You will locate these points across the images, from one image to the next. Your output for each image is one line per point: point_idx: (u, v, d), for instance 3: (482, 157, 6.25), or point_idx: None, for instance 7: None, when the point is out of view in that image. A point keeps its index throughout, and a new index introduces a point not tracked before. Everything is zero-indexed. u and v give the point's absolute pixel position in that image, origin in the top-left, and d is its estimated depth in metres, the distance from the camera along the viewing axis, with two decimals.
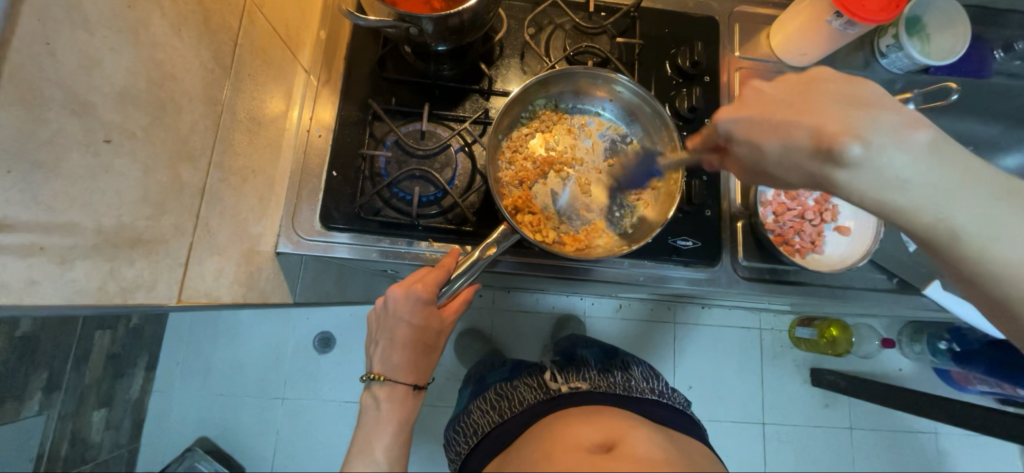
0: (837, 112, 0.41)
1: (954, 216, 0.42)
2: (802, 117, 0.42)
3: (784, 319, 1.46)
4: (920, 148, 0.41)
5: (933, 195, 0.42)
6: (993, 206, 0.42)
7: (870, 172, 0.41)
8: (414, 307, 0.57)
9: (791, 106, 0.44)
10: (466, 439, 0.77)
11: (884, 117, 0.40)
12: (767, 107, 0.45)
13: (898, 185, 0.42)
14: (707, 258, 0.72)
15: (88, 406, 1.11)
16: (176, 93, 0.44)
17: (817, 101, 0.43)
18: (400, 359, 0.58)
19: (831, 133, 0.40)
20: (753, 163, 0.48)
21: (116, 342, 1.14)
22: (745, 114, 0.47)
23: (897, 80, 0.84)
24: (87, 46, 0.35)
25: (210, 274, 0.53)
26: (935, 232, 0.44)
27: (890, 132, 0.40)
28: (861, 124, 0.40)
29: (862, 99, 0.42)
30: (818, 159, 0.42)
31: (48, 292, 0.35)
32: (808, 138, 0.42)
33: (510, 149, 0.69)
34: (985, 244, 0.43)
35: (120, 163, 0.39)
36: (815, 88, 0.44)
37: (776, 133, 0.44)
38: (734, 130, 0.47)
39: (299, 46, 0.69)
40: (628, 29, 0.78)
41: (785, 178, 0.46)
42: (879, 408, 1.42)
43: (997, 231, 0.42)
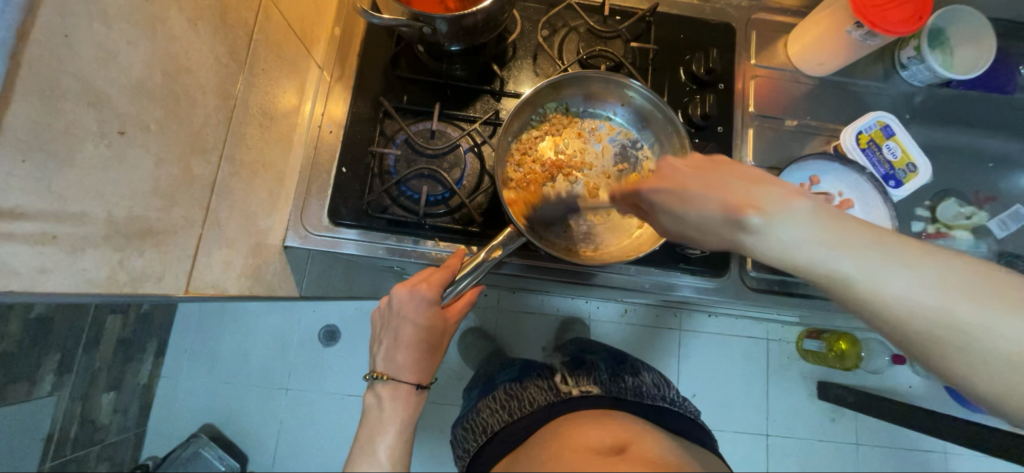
0: (736, 187, 0.43)
1: (853, 274, 0.41)
2: (712, 190, 0.43)
3: (792, 331, 1.44)
4: (802, 216, 0.41)
5: (824, 255, 0.41)
6: (893, 261, 0.41)
7: (765, 239, 0.42)
8: (422, 305, 0.57)
9: (705, 178, 0.44)
10: (475, 437, 0.77)
11: (772, 190, 0.42)
12: (676, 178, 0.45)
13: (799, 249, 0.41)
14: (715, 267, 0.72)
15: (98, 389, 1.13)
16: (190, 87, 0.44)
17: (721, 174, 0.44)
18: (407, 356, 0.58)
19: (739, 205, 0.42)
20: (674, 232, 0.48)
21: (126, 327, 1.16)
22: (663, 185, 0.46)
23: (917, 93, 0.82)
24: (103, 39, 0.36)
25: (217, 267, 0.53)
26: (843, 291, 0.42)
27: (778, 205, 0.41)
28: (761, 196, 0.42)
29: (756, 176, 0.43)
30: (734, 228, 0.42)
31: (58, 280, 0.36)
32: (718, 209, 0.43)
33: (518, 151, 0.69)
34: (890, 296, 0.41)
35: (132, 155, 0.40)
36: (718, 166, 0.45)
37: (691, 204, 0.44)
38: (655, 199, 0.47)
39: (314, 42, 0.70)
40: (642, 33, 0.77)
41: (700, 244, 0.47)
42: (887, 425, 1.40)
43: (911, 291, 0.40)
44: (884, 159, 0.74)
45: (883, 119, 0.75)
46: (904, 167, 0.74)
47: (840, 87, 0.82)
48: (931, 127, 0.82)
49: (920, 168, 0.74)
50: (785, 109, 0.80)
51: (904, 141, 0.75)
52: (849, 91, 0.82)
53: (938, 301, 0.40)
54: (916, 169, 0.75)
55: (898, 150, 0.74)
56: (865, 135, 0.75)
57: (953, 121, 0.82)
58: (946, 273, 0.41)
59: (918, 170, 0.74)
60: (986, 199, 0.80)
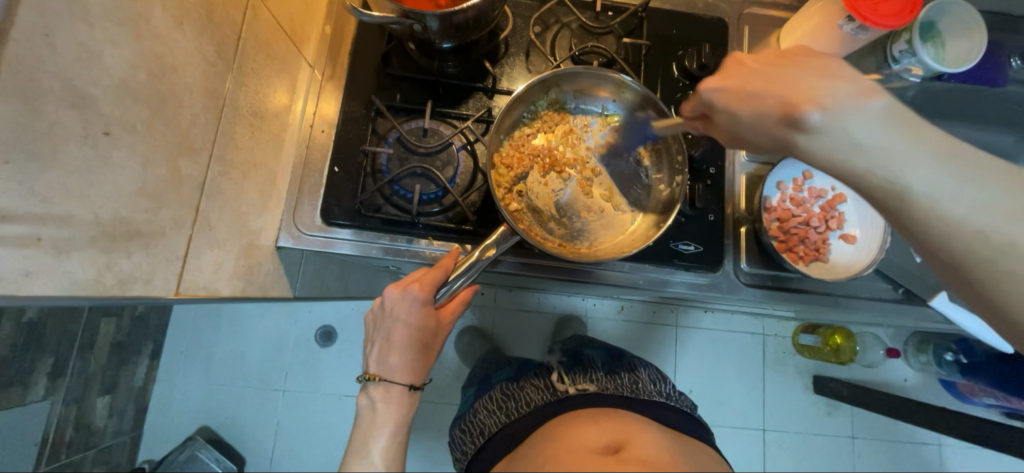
0: (804, 82, 0.42)
1: (918, 184, 0.41)
2: (773, 88, 0.43)
3: (787, 325, 1.44)
4: (874, 116, 0.41)
5: (894, 158, 0.41)
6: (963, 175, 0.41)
7: (825, 139, 0.41)
8: (415, 306, 0.57)
9: (768, 77, 0.43)
10: (473, 438, 0.77)
11: (840, 86, 0.41)
12: (740, 76, 0.45)
13: (855, 152, 0.41)
14: (709, 263, 0.72)
15: (93, 393, 1.12)
16: (177, 87, 0.44)
17: (792, 70, 0.43)
18: (400, 358, 0.57)
19: (797, 101, 0.41)
20: (728, 133, 0.48)
21: (120, 330, 1.15)
22: (726, 82, 0.45)
23: (909, 87, 0.82)
24: (85, 38, 0.35)
25: (208, 268, 0.53)
26: (898, 202, 0.42)
27: (845, 100, 0.41)
28: (828, 93, 0.41)
29: (827, 69, 0.42)
30: (788, 129, 0.42)
31: (43, 283, 0.35)
32: (777, 108, 0.42)
33: (511, 147, 0.69)
34: (946, 208, 0.41)
35: (118, 156, 0.39)
36: (792, 61, 0.43)
37: (749, 101, 0.44)
38: (714, 99, 0.46)
39: (304, 41, 0.69)
40: (635, 29, 0.77)
41: (755, 147, 0.46)
42: (881, 418, 1.41)
43: (972, 206, 0.41)
44: None
45: None
46: None
47: None
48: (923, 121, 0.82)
49: None
50: None
51: None
52: None
53: (999, 220, 0.41)
54: None
55: None
56: None
57: (945, 115, 0.82)
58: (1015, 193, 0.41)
59: None
60: None
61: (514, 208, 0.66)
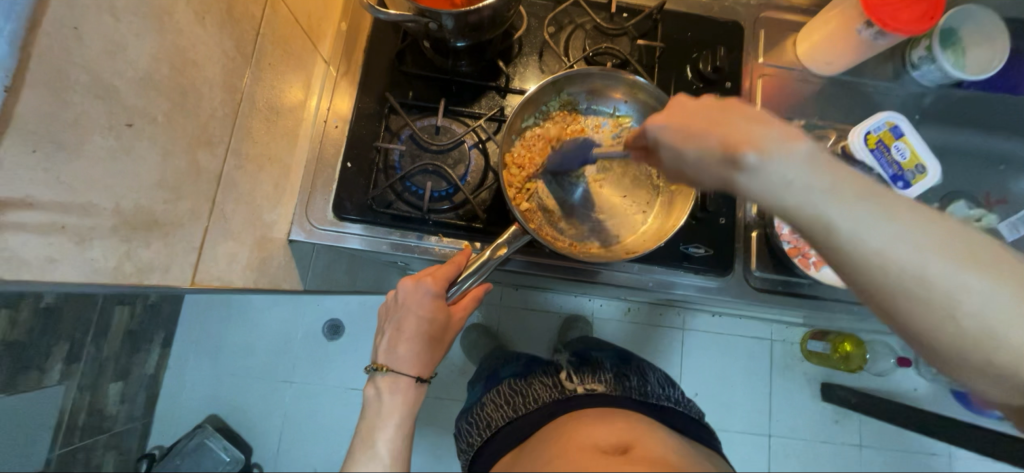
0: (740, 126, 0.34)
1: (847, 229, 0.35)
2: (715, 127, 0.35)
3: (795, 332, 1.43)
4: (802, 159, 0.34)
5: (817, 197, 0.34)
6: (888, 218, 0.35)
7: (763, 183, 0.34)
8: (425, 300, 0.57)
9: (712, 116, 0.36)
10: (479, 431, 0.77)
11: (772, 131, 0.34)
12: (679, 114, 0.37)
13: (795, 195, 0.35)
14: (719, 267, 0.71)
15: (106, 379, 1.15)
16: (197, 80, 0.45)
17: (730, 113, 0.36)
18: (408, 351, 0.58)
19: (737, 142, 0.34)
20: (674, 173, 0.40)
21: (133, 318, 1.18)
22: (670, 120, 0.38)
23: (927, 93, 0.81)
24: (112, 31, 0.36)
25: (223, 259, 0.54)
26: (829, 246, 0.36)
27: (779, 142, 0.34)
28: (763, 135, 0.34)
29: (763, 114, 0.35)
30: (727, 170, 0.35)
31: (66, 269, 0.36)
32: (719, 145, 0.35)
33: (523, 148, 0.69)
34: (868, 246, 0.35)
35: (140, 147, 0.40)
36: (729, 102, 0.36)
37: (692, 141, 0.36)
38: (657, 136, 0.39)
39: (320, 37, 0.70)
40: (649, 31, 0.77)
41: (698, 185, 0.39)
42: (889, 428, 1.39)
43: (886, 240, 0.35)
44: (892, 160, 0.73)
45: (892, 120, 0.74)
46: (913, 168, 0.74)
47: (849, 87, 0.81)
48: (940, 127, 0.81)
49: (930, 170, 0.73)
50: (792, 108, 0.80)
51: (913, 141, 0.74)
52: (859, 91, 0.81)
53: (913, 251, 0.35)
54: (925, 171, 0.74)
55: (906, 151, 0.74)
56: (872, 135, 0.74)
57: (963, 122, 0.81)
58: (940, 231, 0.37)
59: (927, 172, 0.74)
60: (997, 202, 0.80)
61: (524, 208, 0.67)
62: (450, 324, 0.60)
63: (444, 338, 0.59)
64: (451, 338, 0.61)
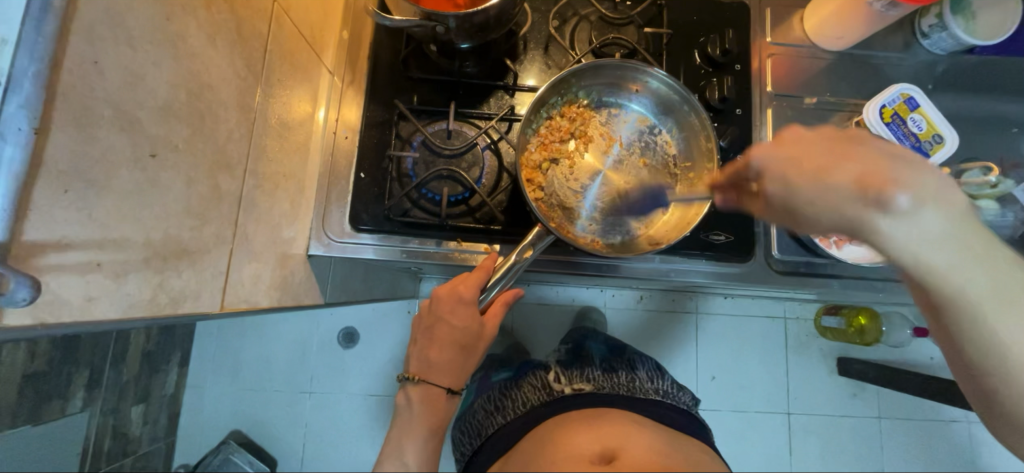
0: (889, 165, 0.39)
1: (965, 283, 0.41)
2: (849, 163, 0.40)
3: (810, 308, 1.43)
4: (934, 211, 0.39)
5: (928, 243, 0.40)
6: (984, 261, 0.41)
7: (899, 223, 0.39)
8: (456, 308, 0.58)
9: (837, 155, 0.41)
10: (472, 440, 0.80)
11: (929, 177, 0.39)
12: (806, 148, 0.42)
13: (918, 241, 0.40)
14: (741, 253, 0.71)
15: (128, 402, 1.15)
16: (213, 103, 0.44)
17: (853, 157, 0.40)
18: (437, 357, 0.59)
19: (876, 183, 0.38)
20: (778, 207, 0.43)
21: (150, 340, 1.19)
22: (781, 152, 0.42)
23: (939, 61, 0.81)
24: (130, 61, 0.35)
25: (248, 280, 0.53)
26: (920, 273, 0.41)
27: (929, 189, 0.39)
28: (905, 178, 0.39)
29: (907, 161, 0.40)
30: (866, 209, 0.39)
31: (105, 306, 0.35)
32: (850, 184, 0.39)
33: (537, 145, 0.68)
34: (954, 284, 0.41)
35: (165, 176, 0.39)
36: (846, 144, 0.42)
37: (818, 178, 0.40)
38: (766, 167, 0.43)
39: (323, 48, 0.69)
40: (654, 18, 0.76)
41: (809, 224, 0.42)
42: (908, 397, 1.40)
43: (973, 283, 0.41)
44: (909, 132, 0.73)
45: (907, 91, 0.74)
46: (930, 139, 0.73)
47: (860, 61, 0.80)
48: (954, 95, 0.80)
49: (947, 139, 0.73)
50: (803, 86, 0.78)
51: (929, 112, 0.74)
52: (870, 64, 0.80)
53: (984, 293, 0.42)
54: (943, 141, 0.73)
55: (923, 122, 0.73)
56: (888, 109, 0.73)
57: (976, 88, 0.80)
58: (1013, 276, 0.42)
59: (944, 141, 0.73)
60: (1011, 167, 0.78)
61: (544, 205, 0.66)
62: (484, 332, 0.60)
63: (475, 349, 0.59)
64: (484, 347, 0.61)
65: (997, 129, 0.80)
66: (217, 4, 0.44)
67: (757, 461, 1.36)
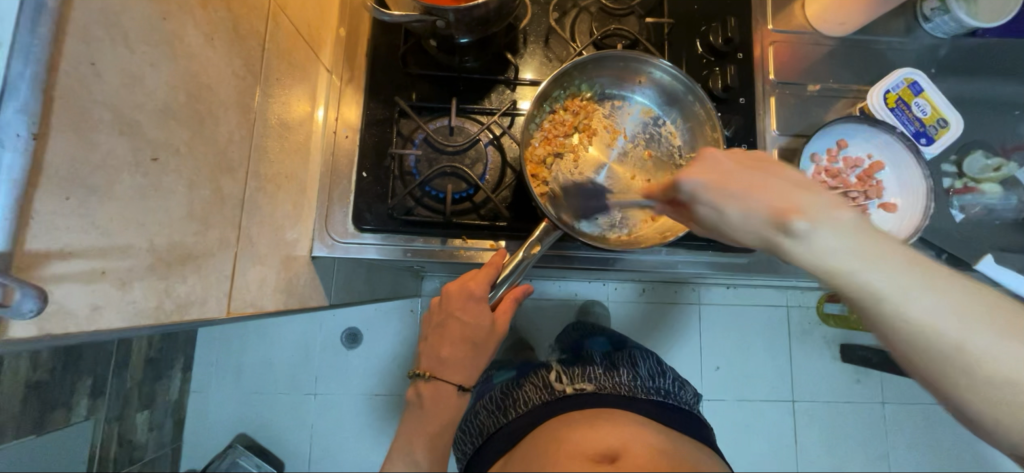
0: (789, 191, 0.39)
1: (885, 290, 0.39)
2: (757, 190, 0.40)
3: (812, 296, 1.43)
4: (845, 230, 0.39)
5: (847, 260, 0.39)
6: (898, 265, 0.39)
7: (808, 246, 0.39)
8: (467, 304, 0.57)
9: (749, 181, 0.40)
10: (473, 439, 0.79)
11: (818, 200, 0.39)
12: (717, 172, 0.42)
13: (832, 260, 0.39)
14: (747, 244, 0.71)
15: (132, 408, 1.15)
16: (212, 104, 0.43)
17: (769, 175, 0.41)
18: (448, 354, 0.58)
19: (787, 209, 0.38)
20: (708, 225, 0.44)
21: (152, 347, 1.18)
22: (706, 175, 0.42)
23: (941, 45, 0.80)
24: (127, 63, 0.34)
25: (254, 284, 0.52)
26: (833, 280, 0.40)
27: (823, 212, 0.38)
28: (809, 204, 0.39)
29: (804, 182, 0.40)
30: (775, 232, 0.39)
31: (111, 315, 0.35)
32: (766, 209, 0.39)
33: (541, 139, 0.67)
34: (878, 287, 0.39)
35: (167, 180, 0.39)
36: (761, 165, 0.42)
37: (734, 200, 0.40)
38: (693, 192, 0.42)
39: (321, 46, 0.68)
40: (655, 8, 0.75)
41: (738, 243, 0.43)
42: (911, 382, 1.40)
43: (887, 285, 0.39)
44: (914, 117, 0.73)
45: (911, 76, 0.73)
46: (934, 124, 0.73)
47: (862, 46, 0.79)
48: (957, 78, 0.80)
49: (952, 123, 0.73)
50: (806, 74, 0.78)
51: (933, 96, 0.73)
52: (872, 49, 0.79)
53: (904, 298, 0.40)
54: (947, 125, 0.73)
55: (927, 107, 0.73)
56: (892, 94, 0.73)
57: (979, 71, 0.80)
58: (935, 279, 0.40)
59: (949, 126, 0.73)
60: (1015, 149, 0.78)
61: (549, 200, 0.65)
62: (495, 329, 0.59)
63: (485, 347, 0.59)
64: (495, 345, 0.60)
65: (1000, 112, 0.79)
66: (213, 3, 0.43)
67: (764, 450, 1.37)
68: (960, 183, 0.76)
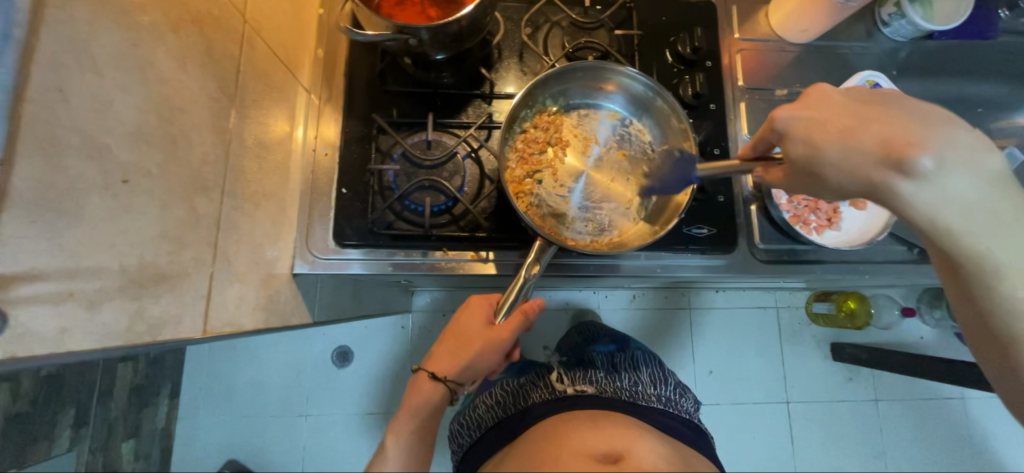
0: (904, 127, 0.45)
1: (975, 233, 0.46)
2: (873, 126, 0.46)
3: (799, 296, 1.45)
4: (960, 161, 0.44)
5: (953, 197, 0.45)
6: (1000, 217, 0.46)
7: (922, 179, 0.44)
8: (469, 306, 0.66)
9: (859, 119, 0.47)
10: (470, 432, 0.80)
11: (938, 133, 0.45)
12: (828, 114, 0.48)
13: (932, 194, 0.45)
14: (723, 245, 0.73)
15: (117, 438, 1.20)
16: (186, 126, 0.44)
17: (877, 118, 0.47)
18: (440, 347, 0.64)
19: (901, 145, 0.44)
20: (805, 167, 0.49)
21: (137, 374, 1.18)
22: (806, 114, 0.49)
23: (901, 47, 0.83)
24: (97, 88, 0.35)
25: (231, 303, 0.53)
26: (932, 223, 0.46)
27: (953, 147, 0.44)
28: (930, 140, 0.44)
29: (927, 119, 0.46)
30: (885, 168, 0.45)
31: (80, 337, 0.35)
32: (874, 146, 0.45)
33: (517, 160, 0.68)
34: (968, 233, 0.46)
35: (138, 202, 0.39)
36: (872, 111, 0.48)
37: (843, 135, 0.47)
38: (794, 127, 0.49)
39: (298, 67, 0.69)
40: (625, 20, 0.77)
41: (833, 183, 0.48)
42: (903, 378, 1.41)
43: (982, 231, 0.46)
44: None
45: (872, 78, 0.76)
46: None
47: (826, 51, 0.82)
48: (920, 79, 0.83)
49: None
50: (774, 79, 0.80)
51: None
52: (836, 54, 0.82)
53: (991, 248, 0.47)
54: None
55: None
56: None
57: (940, 71, 0.83)
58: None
59: None
60: None
61: (538, 216, 0.66)
62: (485, 330, 0.62)
63: (469, 345, 0.62)
64: (478, 352, 0.61)
65: (964, 109, 0.82)
66: (185, 28, 0.44)
67: (760, 453, 1.36)
68: None
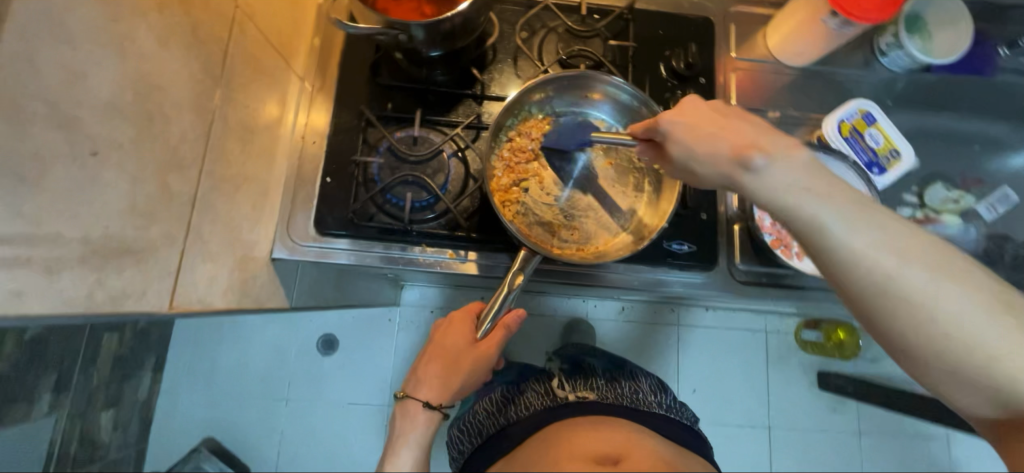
0: (747, 129, 0.43)
1: (860, 243, 0.40)
2: (727, 130, 0.43)
3: (789, 321, 1.44)
4: (806, 166, 0.41)
5: (811, 203, 0.41)
6: (880, 223, 0.41)
7: (772, 183, 0.41)
8: (449, 327, 0.66)
9: (714, 119, 0.44)
10: (470, 439, 0.79)
11: (775, 140, 0.42)
12: (693, 115, 0.45)
13: (800, 199, 0.41)
14: (705, 262, 0.73)
15: (97, 407, 1.09)
16: (164, 105, 0.45)
17: (734, 120, 0.44)
18: (426, 372, 0.64)
19: (746, 146, 0.41)
20: (681, 166, 0.47)
21: (125, 343, 1.03)
22: (683, 117, 0.45)
23: (898, 78, 0.83)
24: (69, 61, 0.36)
25: (202, 282, 0.53)
26: (806, 232, 0.41)
27: (783, 150, 0.41)
28: (770, 143, 0.42)
29: (767, 125, 0.44)
30: (736, 170, 0.42)
31: (34, 302, 0.36)
32: (729, 148, 0.42)
33: (503, 169, 0.69)
34: (854, 243, 0.40)
35: (107, 174, 0.40)
36: (727, 113, 0.45)
37: (705, 138, 0.43)
38: (673, 129, 0.46)
39: (292, 54, 0.70)
40: (621, 31, 0.78)
41: (704, 180, 0.46)
42: (888, 412, 1.40)
43: (867, 241, 0.40)
44: (867, 147, 0.75)
45: (864, 107, 0.76)
46: (887, 153, 0.75)
47: (823, 76, 0.82)
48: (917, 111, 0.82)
49: (904, 154, 0.75)
50: (768, 101, 0.80)
51: (885, 127, 0.76)
52: (833, 80, 0.82)
53: (886, 259, 0.40)
54: (900, 156, 0.76)
55: (880, 137, 0.75)
56: (846, 123, 0.75)
57: (937, 105, 0.83)
58: (921, 248, 0.41)
59: (901, 156, 0.76)
60: (974, 182, 0.80)
61: (523, 224, 0.67)
62: (470, 350, 0.64)
63: (459, 366, 0.63)
64: (470, 370, 0.63)
65: (958, 146, 0.82)
66: (169, 9, 0.45)
67: None
68: (921, 213, 0.78)
